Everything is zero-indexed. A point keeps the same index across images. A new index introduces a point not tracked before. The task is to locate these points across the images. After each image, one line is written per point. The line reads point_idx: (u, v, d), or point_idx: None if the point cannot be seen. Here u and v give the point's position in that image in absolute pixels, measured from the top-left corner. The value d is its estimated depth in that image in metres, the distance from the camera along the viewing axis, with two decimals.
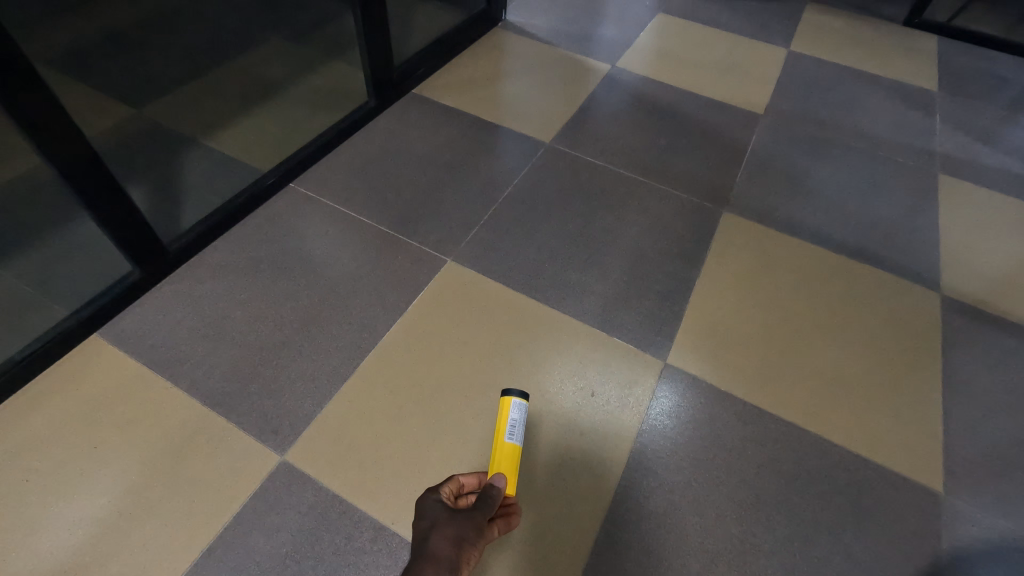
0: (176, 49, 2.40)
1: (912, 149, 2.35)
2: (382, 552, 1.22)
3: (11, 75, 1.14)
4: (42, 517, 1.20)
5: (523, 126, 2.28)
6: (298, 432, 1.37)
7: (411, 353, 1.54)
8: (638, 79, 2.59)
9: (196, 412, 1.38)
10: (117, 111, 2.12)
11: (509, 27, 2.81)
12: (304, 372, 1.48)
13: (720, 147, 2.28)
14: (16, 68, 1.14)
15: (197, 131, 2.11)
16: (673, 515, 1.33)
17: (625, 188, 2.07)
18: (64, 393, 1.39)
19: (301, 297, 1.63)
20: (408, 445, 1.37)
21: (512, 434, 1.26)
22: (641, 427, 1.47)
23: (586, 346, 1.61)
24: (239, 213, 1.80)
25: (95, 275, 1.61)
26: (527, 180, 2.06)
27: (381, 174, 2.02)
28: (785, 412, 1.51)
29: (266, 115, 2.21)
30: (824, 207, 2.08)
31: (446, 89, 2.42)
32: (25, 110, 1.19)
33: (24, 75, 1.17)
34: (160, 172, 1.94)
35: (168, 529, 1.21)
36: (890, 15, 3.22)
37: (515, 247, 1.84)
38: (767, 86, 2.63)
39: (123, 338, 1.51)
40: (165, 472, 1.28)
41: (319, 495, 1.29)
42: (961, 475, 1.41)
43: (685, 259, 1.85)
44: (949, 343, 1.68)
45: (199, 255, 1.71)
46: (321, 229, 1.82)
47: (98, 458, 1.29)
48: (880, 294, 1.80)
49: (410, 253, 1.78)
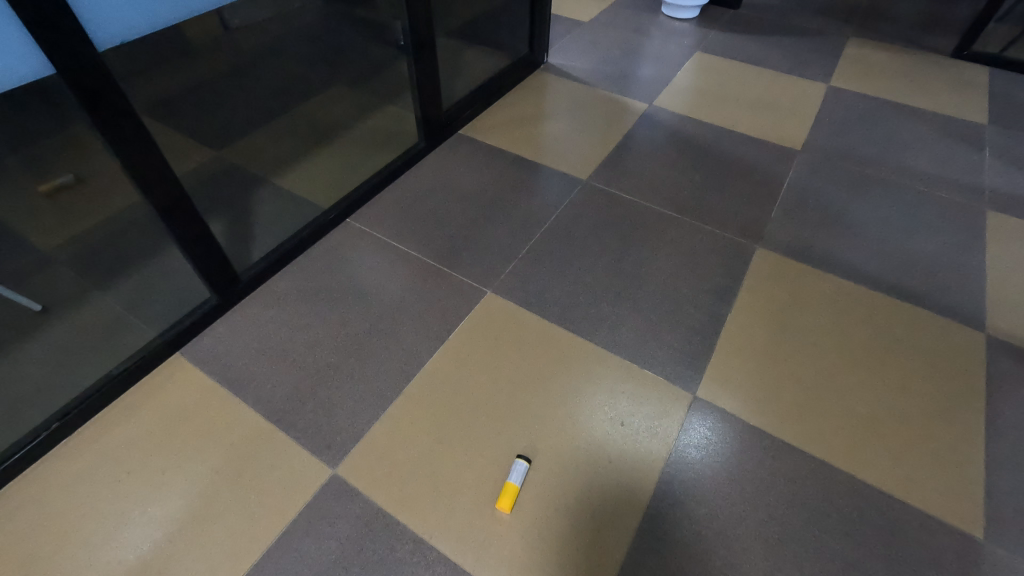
0: (254, 97, 2.71)
1: (959, 185, 2.32)
2: (421, 564, 1.31)
3: (137, 147, 1.38)
4: (130, 513, 1.38)
5: (562, 162, 2.41)
6: (347, 448, 1.50)
7: (452, 378, 1.66)
8: (674, 116, 2.69)
9: (262, 425, 1.54)
10: (204, 155, 2.40)
11: (550, 68, 2.99)
12: (355, 392, 1.62)
13: (755, 183, 2.33)
14: (142, 140, 1.38)
15: (268, 171, 2.35)
16: (700, 547, 1.37)
17: (659, 224, 2.15)
18: (149, 404, 1.58)
19: (353, 323, 1.79)
20: (447, 465, 1.48)
21: (514, 476, 1.43)
22: (669, 457, 1.52)
23: (617, 378, 1.68)
24: (302, 245, 1.99)
25: (183, 299, 1.83)
26: (565, 214, 2.18)
27: (430, 210, 2.18)
28: (817, 448, 1.53)
29: (329, 154, 2.44)
30: (862, 244, 2.08)
31: (490, 128, 2.60)
32: (143, 175, 1.43)
33: (145, 148, 1.40)
34: (237, 208, 2.17)
35: (234, 530, 1.35)
36: (936, 46, 3.21)
37: (552, 280, 1.94)
38: (804, 120, 2.68)
39: (200, 356, 1.70)
40: (231, 479, 1.44)
41: (365, 507, 1.40)
42: (1004, 521, 1.38)
43: (718, 293, 1.91)
44: (994, 388, 1.64)
45: (267, 284, 1.89)
46: (371, 263, 1.98)
47: (178, 462, 1.46)
48: (920, 333, 1.78)
49: (454, 284, 1.92)
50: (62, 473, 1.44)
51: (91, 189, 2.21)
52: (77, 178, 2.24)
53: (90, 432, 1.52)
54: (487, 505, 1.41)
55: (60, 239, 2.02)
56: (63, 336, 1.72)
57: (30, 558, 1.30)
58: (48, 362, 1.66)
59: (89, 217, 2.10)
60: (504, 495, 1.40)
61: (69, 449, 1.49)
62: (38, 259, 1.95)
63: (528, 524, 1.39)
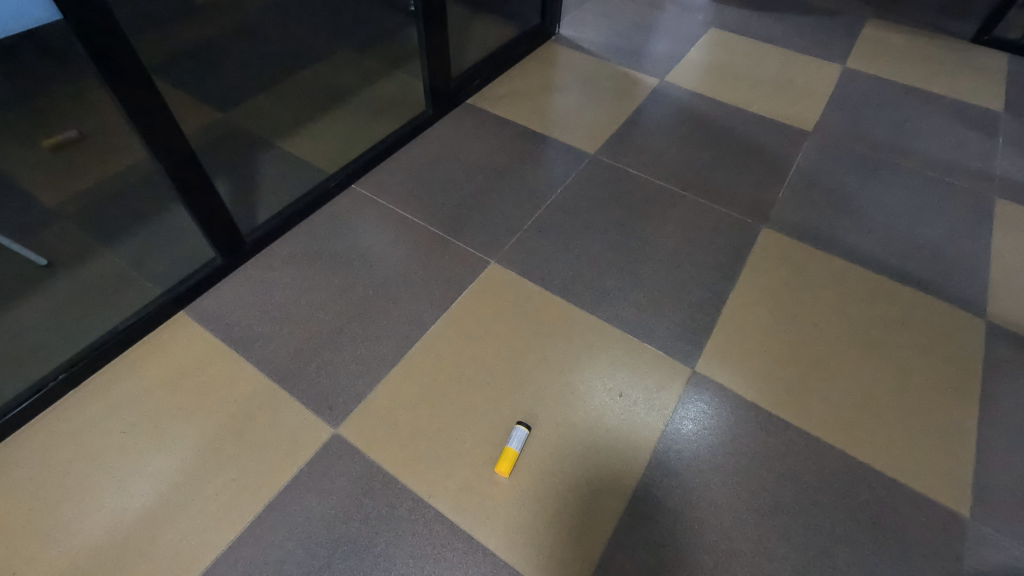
0: (260, 59, 2.67)
1: (969, 172, 2.30)
2: (419, 522, 1.35)
3: (143, 100, 1.36)
4: (135, 463, 1.41)
5: (569, 135, 2.39)
6: (349, 409, 1.53)
7: (454, 346, 1.67)
8: (685, 93, 2.65)
9: (264, 384, 1.56)
10: (209, 117, 2.38)
11: (560, 39, 2.93)
12: (357, 356, 1.63)
13: (764, 163, 2.31)
14: (148, 94, 1.36)
15: (273, 134, 2.33)
16: (692, 515, 1.40)
17: (665, 201, 2.14)
18: (154, 360, 1.60)
19: (357, 288, 1.79)
20: (447, 429, 1.50)
21: (513, 441, 1.45)
22: (666, 429, 1.54)
23: (617, 351, 1.69)
24: (307, 210, 1.98)
25: (188, 260, 1.84)
26: (571, 187, 2.17)
27: (436, 179, 2.17)
28: (812, 425, 1.55)
29: (335, 120, 2.41)
30: (868, 228, 2.07)
31: (498, 99, 2.56)
32: (150, 130, 1.41)
33: (152, 102, 1.38)
34: (242, 170, 2.16)
35: (237, 484, 1.38)
36: (955, 30, 3.14)
37: (556, 252, 1.94)
38: (816, 101, 2.64)
39: (204, 315, 1.71)
40: (234, 435, 1.46)
41: (366, 466, 1.43)
42: (990, 501, 1.41)
43: (721, 271, 1.91)
44: (990, 373, 1.65)
45: (272, 247, 1.90)
46: (375, 229, 1.98)
47: (182, 417, 1.49)
48: (921, 317, 1.79)
49: (458, 254, 1.92)
50: (68, 424, 1.47)
51: (95, 146, 2.19)
52: (80, 134, 2.22)
53: (95, 385, 1.54)
54: (485, 468, 1.44)
55: (64, 195, 2.01)
56: (67, 291, 1.73)
57: (38, 503, 1.34)
58: (53, 316, 1.67)
59: (92, 174, 2.09)
60: (502, 460, 1.43)
61: (74, 401, 1.51)
62: (42, 214, 1.94)
63: (525, 487, 1.42)
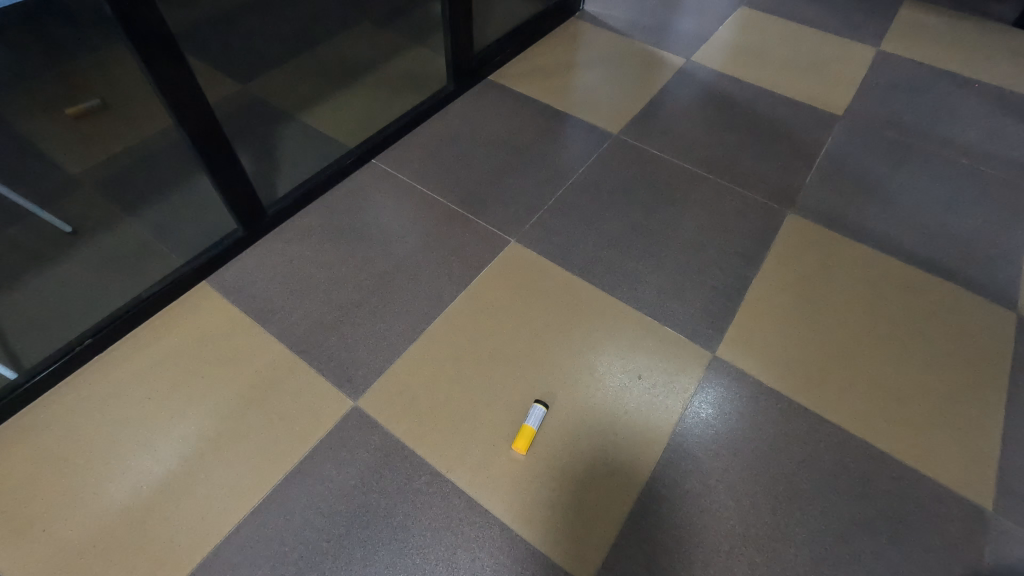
0: (283, 30, 2.64)
1: (1005, 161, 2.22)
2: (436, 495, 1.36)
3: (168, 66, 1.35)
4: (157, 430, 1.43)
5: (592, 115, 2.34)
6: (368, 383, 1.53)
7: (472, 324, 1.67)
8: (711, 73, 2.58)
9: (285, 355, 1.57)
10: (230, 88, 2.37)
11: (584, 16, 2.86)
12: (375, 332, 1.63)
13: (792, 147, 2.25)
14: (174, 60, 1.35)
15: (294, 106, 2.31)
16: (709, 498, 1.39)
17: (688, 184, 2.09)
18: (177, 329, 1.62)
19: (376, 263, 1.79)
20: (464, 406, 1.50)
21: (531, 419, 1.46)
22: (684, 413, 1.53)
23: (637, 333, 1.68)
24: (327, 184, 1.97)
25: (211, 230, 1.84)
26: (593, 168, 2.13)
27: (456, 155, 2.15)
28: (833, 413, 1.53)
29: (355, 93, 2.39)
30: (898, 216, 2.01)
31: (520, 75, 2.51)
32: (175, 98, 1.40)
33: (177, 69, 1.37)
34: (264, 142, 2.15)
35: (258, 452, 1.40)
36: (996, 12, 3.00)
37: (577, 233, 1.92)
38: (847, 85, 2.55)
39: (225, 285, 1.72)
40: (255, 404, 1.48)
41: (385, 440, 1.44)
42: (1014, 495, 1.39)
43: (744, 256, 1.87)
44: (1020, 366, 1.61)
45: (292, 220, 1.89)
46: (395, 205, 1.96)
47: (203, 385, 1.51)
48: (948, 306, 1.75)
49: (477, 232, 1.90)
50: (93, 388, 1.50)
51: (117, 115, 2.19)
52: (103, 102, 2.22)
53: (119, 351, 1.56)
54: (503, 445, 1.45)
55: (88, 162, 2.02)
56: (92, 258, 1.74)
57: (66, 463, 1.37)
58: (79, 282, 1.69)
59: (116, 142, 2.09)
60: (520, 438, 1.43)
61: (99, 367, 1.53)
62: (66, 181, 1.96)
63: (542, 465, 1.43)
